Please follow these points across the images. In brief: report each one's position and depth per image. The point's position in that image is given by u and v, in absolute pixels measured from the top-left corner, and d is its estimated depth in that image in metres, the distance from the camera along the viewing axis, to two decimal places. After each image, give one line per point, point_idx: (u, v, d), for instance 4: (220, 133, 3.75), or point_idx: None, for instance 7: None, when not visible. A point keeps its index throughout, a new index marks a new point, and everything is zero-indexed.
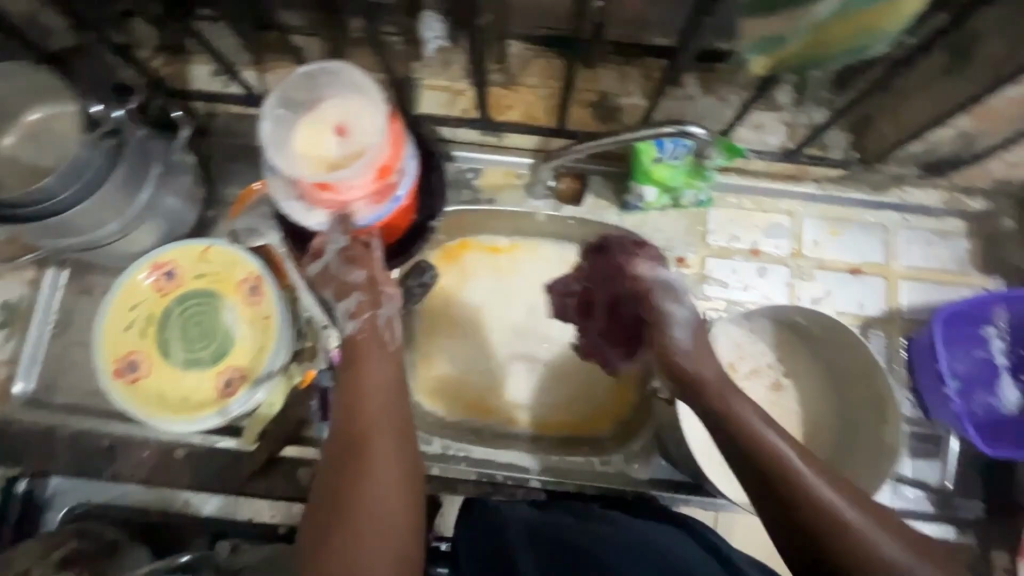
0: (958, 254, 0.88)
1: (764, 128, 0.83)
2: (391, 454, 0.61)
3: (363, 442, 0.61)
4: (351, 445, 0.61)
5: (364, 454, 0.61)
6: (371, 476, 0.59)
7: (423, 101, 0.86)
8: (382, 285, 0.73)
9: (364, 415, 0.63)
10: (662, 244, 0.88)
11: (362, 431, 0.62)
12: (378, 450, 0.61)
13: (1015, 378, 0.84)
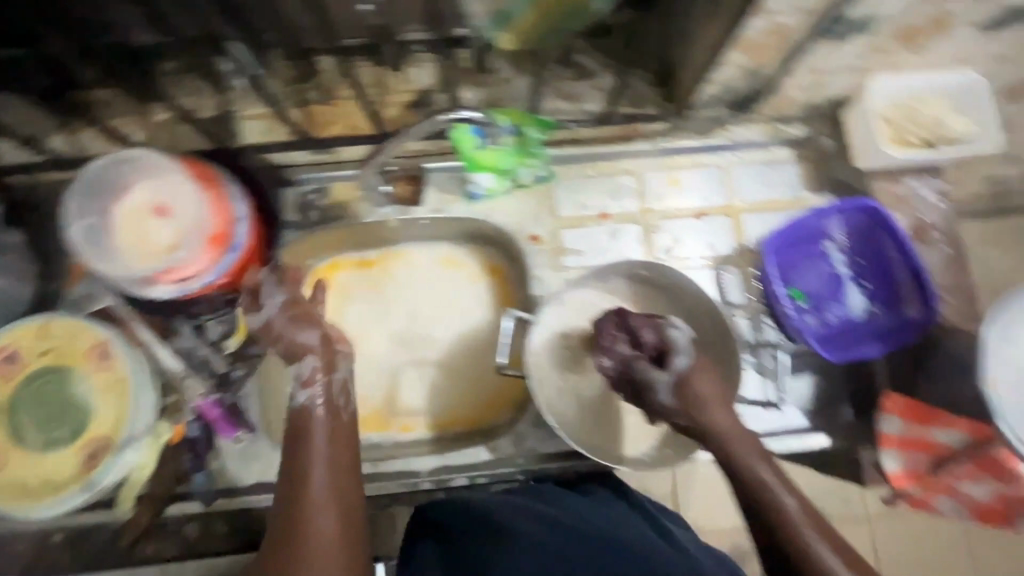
0: (790, 180, 0.93)
1: (578, 96, 0.87)
2: (336, 512, 0.59)
3: (311, 493, 0.59)
4: (294, 494, 0.59)
5: (313, 501, 0.58)
6: (323, 521, 0.58)
7: (244, 133, 0.85)
8: (337, 344, 0.71)
9: (309, 469, 0.61)
10: (512, 227, 0.90)
11: (303, 483, 0.60)
12: (322, 497, 0.59)
13: (860, 286, 0.89)
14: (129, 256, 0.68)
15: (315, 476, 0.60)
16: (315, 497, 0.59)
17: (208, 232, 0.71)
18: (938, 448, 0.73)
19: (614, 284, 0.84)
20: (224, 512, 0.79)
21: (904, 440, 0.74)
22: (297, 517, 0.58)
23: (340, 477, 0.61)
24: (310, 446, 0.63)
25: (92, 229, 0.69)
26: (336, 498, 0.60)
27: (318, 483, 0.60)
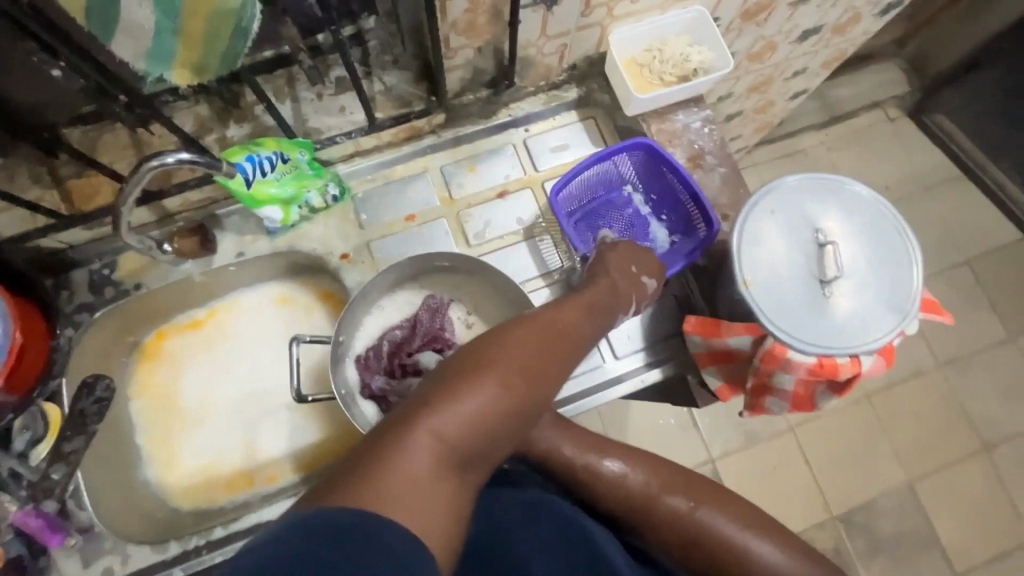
0: (581, 139, 0.96)
1: (346, 109, 0.88)
2: (508, 379, 0.53)
3: (436, 422, 0.48)
4: (467, 389, 0.51)
5: (435, 426, 0.48)
6: (406, 461, 0.45)
7: (2, 227, 0.80)
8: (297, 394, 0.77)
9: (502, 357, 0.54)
10: (320, 251, 0.90)
11: (468, 390, 0.51)
12: (485, 402, 0.51)
13: (661, 224, 0.94)
14: None
15: (499, 376, 0.53)
16: (437, 420, 0.48)
17: None
18: (737, 355, 0.74)
19: (430, 281, 0.86)
20: None
21: (709, 353, 0.77)
22: (404, 437, 0.47)
23: (548, 382, 0.57)
24: (526, 332, 0.58)
25: None
26: (504, 406, 0.52)
27: (504, 401, 0.52)
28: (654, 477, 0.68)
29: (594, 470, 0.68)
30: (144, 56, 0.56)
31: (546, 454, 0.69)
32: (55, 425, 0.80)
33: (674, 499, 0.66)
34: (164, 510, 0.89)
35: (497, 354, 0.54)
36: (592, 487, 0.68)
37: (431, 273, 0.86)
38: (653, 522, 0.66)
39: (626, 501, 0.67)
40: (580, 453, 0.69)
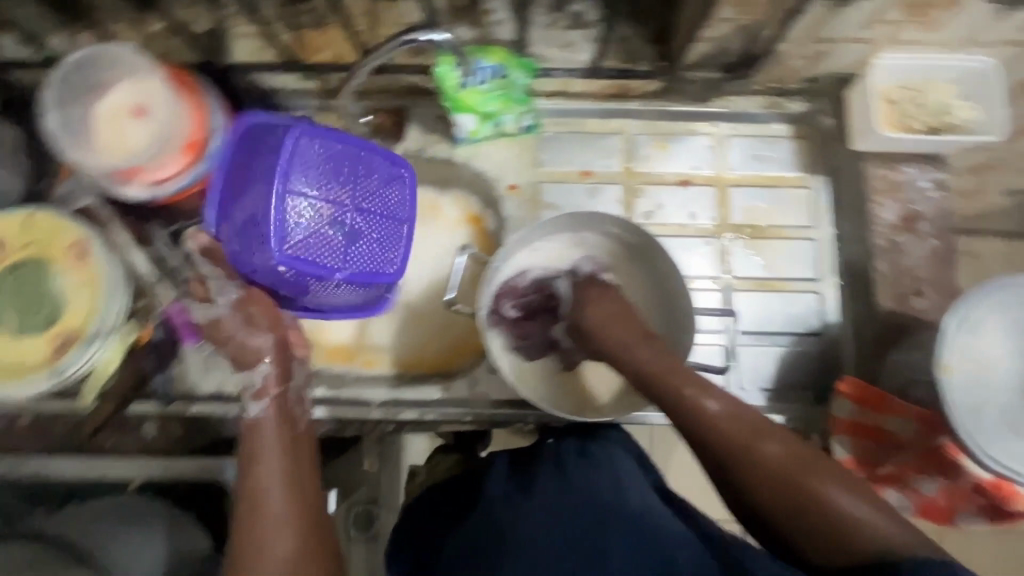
0: (785, 157, 0.90)
1: (570, 46, 0.83)
2: (285, 489, 0.63)
3: (268, 519, 0.60)
4: (254, 474, 0.63)
5: (259, 534, 0.59)
6: (261, 570, 0.56)
7: (235, 51, 0.85)
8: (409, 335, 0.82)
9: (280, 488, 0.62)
10: (492, 175, 0.90)
11: (255, 509, 0.60)
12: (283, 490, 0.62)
13: (836, 273, 0.87)
14: (106, 153, 0.71)
15: (274, 458, 0.65)
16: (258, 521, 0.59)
17: (186, 139, 0.72)
18: (887, 437, 0.71)
19: (589, 240, 0.82)
20: (182, 415, 0.83)
21: (854, 424, 0.73)
22: (236, 547, 0.59)
23: (304, 474, 0.65)
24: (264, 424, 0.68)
25: (70, 122, 0.70)
26: (291, 497, 0.62)
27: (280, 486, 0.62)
28: (761, 426, 0.59)
29: (699, 398, 0.61)
30: None
31: (654, 370, 0.65)
32: None
33: (768, 446, 0.57)
34: None
35: (257, 455, 0.64)
36: (692, 421, 0.61)
37: (594, 232, 0.81)
38: (746, 471, 0.57)
39: (736, 432, 0.58)
40: (678, 379, 0.63)
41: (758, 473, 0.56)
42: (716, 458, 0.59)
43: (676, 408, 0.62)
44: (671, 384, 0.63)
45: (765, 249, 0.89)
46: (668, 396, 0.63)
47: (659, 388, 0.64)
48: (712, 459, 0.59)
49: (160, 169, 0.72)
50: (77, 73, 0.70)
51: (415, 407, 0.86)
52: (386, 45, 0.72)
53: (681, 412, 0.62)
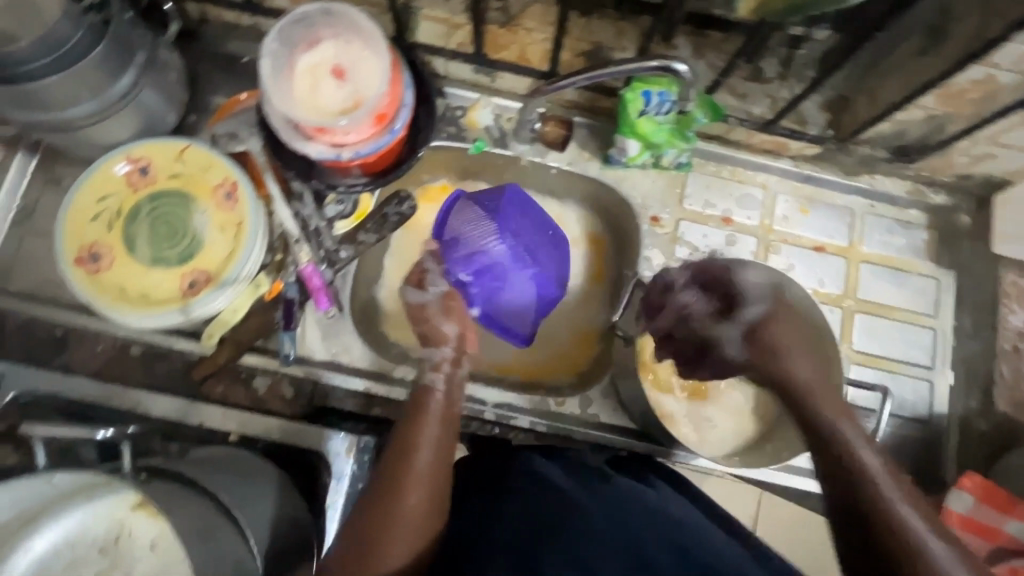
0: (917, 244, 0.92)
1: (747, 96, 0.85)
2: (417, 521, 0.58)
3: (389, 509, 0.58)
4: (402, 499, 0.58)
5: (396, 505, 0.58)
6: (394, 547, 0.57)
7: (418, 30, 0.85)
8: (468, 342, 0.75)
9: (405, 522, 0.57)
10: (638, 202, 0.90)
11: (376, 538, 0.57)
12: (423, 506, 0.58)
13: (950, 368, 0.89)
14: (300, 104, 0.70)
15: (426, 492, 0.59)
16: (397, 521, 0.57)
17: (377, 109, 0.70)
18: (1004, 537, 0.74)
19: None
20: (294, 376, 0.82)
21: (966, 518, 0.75)
22: (379, 494, 0.59)
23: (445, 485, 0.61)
24: (433, 405, 0.66)
25: (278, 69, 0.71)
26: (432, 490, 0.60)
27: (421, 479, 0.59)
28: (904, 500, 0.56)
29: (852, 461, 0.59)
30: None
31: (810, 421, 0.64)
32: (361, 211, 0.86)
33: (907, 506, 0.56)
34: (375, 332, 0.88)
35: (413, 438, 0.62)
36: (842, 477, 0.59)
37: None
38: (886, 552, 0.54)
39: (873, 472, 0.58)
40: (839, 441, 0.61)
41: (882, 520, 0.55)
42: (857, 528, 0.57)
43: (830, 465, 0.61)
44: (834, 446, 0.61)
45: (885, 329, 0.90)
46: (823, 457, 0.62)
47: (818, 441, 0.63)
48: (850, 524, 0.57)
49: (345, 132, 0.70)
50: (295, 30, 0.71)
51: (527, 416, 0.85)
52: (617, 65, 0.71)
53: (836, 470, 0.60)
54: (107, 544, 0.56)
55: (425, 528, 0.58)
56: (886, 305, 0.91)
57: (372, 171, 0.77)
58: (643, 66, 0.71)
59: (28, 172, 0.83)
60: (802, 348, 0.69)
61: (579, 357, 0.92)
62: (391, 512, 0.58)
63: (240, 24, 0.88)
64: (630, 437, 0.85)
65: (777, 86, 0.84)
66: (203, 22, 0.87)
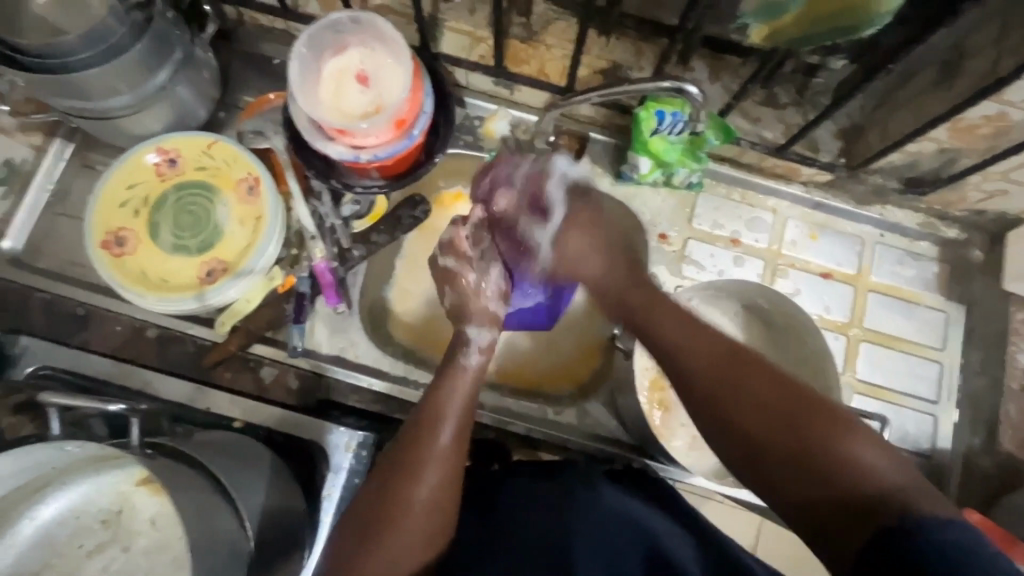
0: (926, 276, 0.92)
1: (760, 121, 0.86)
2: (430, 488, 0.59)
3: (403, 477, 0.59)
4: (417, 467, 0.60)
5: (411, 472, 0.60)
6: (409, 513, 0.58)
7: (442, 41, 0.88)
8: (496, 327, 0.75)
9: (417, 488, 0.59)
10: (647, 219, 0.91)
11: (392, 507, 0.58)
12: (439, 480, 0.60)
13: (954, 404, 0.88)
14: (324, 106, 0.73)
15: (438, 461, 0.60)
16: (409, 487, 0.59)
17: (397, 115, 0.73)
18: None
19: (726, 307, 0.85)
20: (301, 369, 0.84)
21: None
22: (394, 470, 0.60)
23: (462, 458, 0.62)
24: (453, 380, 0.67)
25: (307, 73, 0.74)
26: (450, 466, 0.61)
27: (441, 452, 0.61)
28: (851, 424, 0.53)
29: (762, 381, 0.56)
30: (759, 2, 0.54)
31: (718, 352, 0.59)
32: (376, 212, 0.88)
33: (820, 409, 0.54)
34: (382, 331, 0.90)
35: (432, 403, 0.65)
36: (730, 404, 0.57)
37: (734, 302, 0.85)
38: (816, 476, 0.51)
39: (743, 367, 0.57)
40: (756, 361, 0.58)
41: (814, 434, 0.52)
42: (777, 454, 0.54)
43: (716, 400, 0.57)
44: (721, 372, 0.58)
45: (890, 360, 0.90)
46: (706, 385, 0.58)
47: (701, 373, 0.59)
48: (777, 452, 0.53)
49: (364, 135, 0.73)
50: (325, 35, 0.74)
51: (526, 422, 0.87)
52: (631, 84, 0.73)
53: (735, 393, 0.57)
54: (110, 516, 0.61)
55: (440, 495, 0.59)
56: (893, 336, 0.90)
57: (389, 174, 0.80)
58: (657, 87, 0.71)
59: (64, 158, 0.87)
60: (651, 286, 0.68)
61: (581, 370, 0.92)
62: (408, 476, 0.59)
63: (273, 28, 0.92)
64: (627, 451, 0.86)
65: (792, 112, 0.85)
66: (239, 24, 0.92)
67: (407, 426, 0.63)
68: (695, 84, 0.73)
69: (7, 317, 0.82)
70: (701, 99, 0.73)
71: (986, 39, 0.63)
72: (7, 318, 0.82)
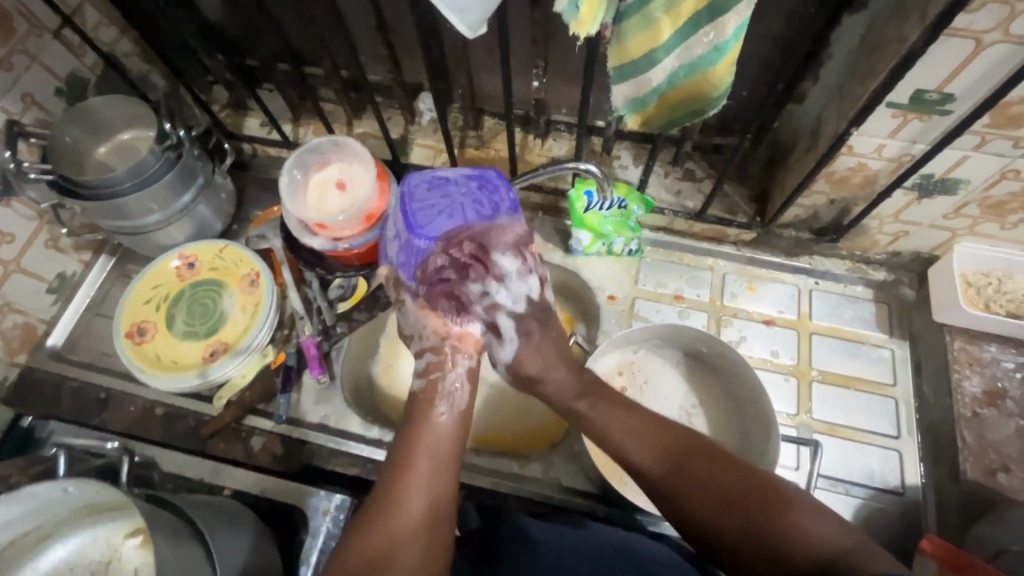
0: (866, 316, 0.98)
1: (681, 193, 1.00)
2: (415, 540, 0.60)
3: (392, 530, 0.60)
4: (401, 514, 0.61)
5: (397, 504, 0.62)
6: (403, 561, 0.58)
7: (412, 154, 1.08)
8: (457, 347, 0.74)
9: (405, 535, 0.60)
10: (596, 282, 1.02)
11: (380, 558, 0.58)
12: (426, 509, 0.62)
13: (916, 439, 0.89)
14: (309, 209, 0.91)
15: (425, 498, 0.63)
16: (397, 510, 0.61)
17: (367, 211, 0.90)
18: None
19: (670, 356, 0.92)
20: (287, 437, 0.92)
21: None
22: (378, 507, 0.62)
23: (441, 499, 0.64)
24: (426, 423, 0.68)
25: (296, 183, 0.92)
26: (434, 495, 0.63)
27: (422, 474, 0.64)
28: (791, 500, 0.58)
29: (719, 470, 0.61)
30: (624, 99, 0.69)
31: (673, 446, 0.65)
32: (358, 294, 1.00)
33: (760, 487, 0.59)
34: (366, 403, 0.99)
35: (412, 445, 0.66)
36: (689, 496, 0.61)
37: (675, 350, 0.92)
38: (772, 557, 0.55)
39: (670, 456, 0.65)
40: (701, 453, 0.64)
41: (762, 521, 0.57)
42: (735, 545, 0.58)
43: (673, 489, 0.63)
44: (676, 470, 0.63)
45: (847, 399, 0.92)
46: (664, 478, 0.64)
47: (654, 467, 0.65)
48: (732, 542, 0.58)
49: (339, 228, 0.89)
50: (311, 154, 0.93)
51: (492, 476, 0.92)
52: (550, 167, 0.87)
53: (694, 488, 0.61)
54: (99, 567, 0.68)
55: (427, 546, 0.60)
56: (846, 375, 0.94)
57: (362, 260, 0.94)
58: (569, 167, 0.86)
59: (106, 270, 1.06)
60: (608, 393, 0.72)
61: (552, 430, 0.97)
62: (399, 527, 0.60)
63: (280, 157, 1.15)
64: (592, 499, 0.88)
65: (707, 183, 1.00)
66: (254, 157, 1.15)
67: (385, 474, 0.65)
68: (594, 162, 0.88)
69: (41, 403, 0.95)
70: (600, 173, 0.87)
71: (831, 109, 0.77)
72: (41, 404, 0.95)
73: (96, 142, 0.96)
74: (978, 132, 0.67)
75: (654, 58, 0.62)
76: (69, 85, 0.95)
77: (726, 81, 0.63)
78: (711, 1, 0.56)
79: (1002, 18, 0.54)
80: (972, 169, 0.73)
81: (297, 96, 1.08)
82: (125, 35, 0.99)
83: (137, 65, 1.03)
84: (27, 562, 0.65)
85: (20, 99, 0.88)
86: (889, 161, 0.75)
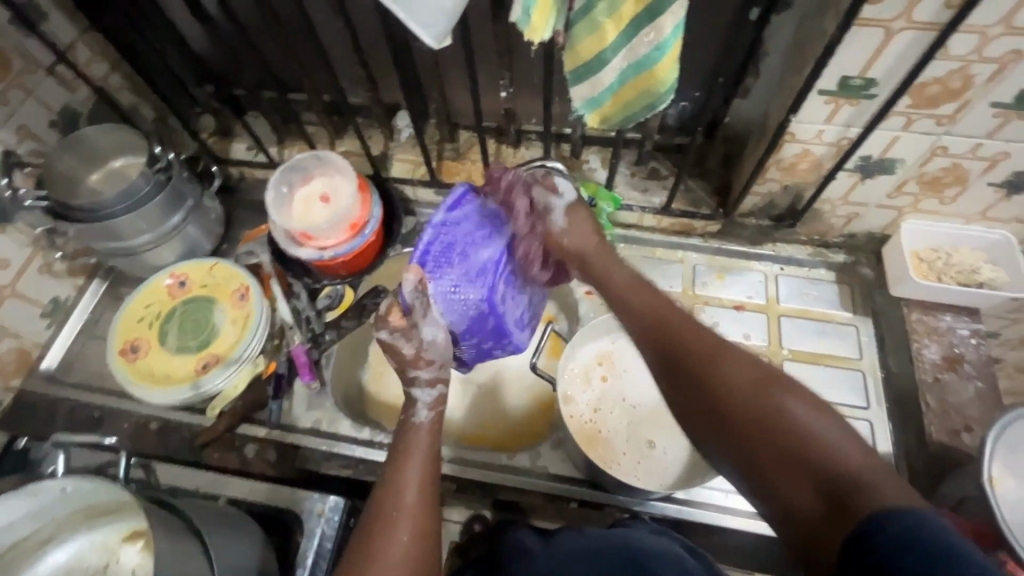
0: (829, 296, 1.03)
1: (648, 190, 1.06)
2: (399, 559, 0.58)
3: (377, 554, 0.59)
4: (386, 538, 0.60)
5: (382, 532, 0.60)
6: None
7: (392, 168, 1.13)
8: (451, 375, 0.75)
9: (387, 556, 0.58)
10: (573, 280, 1.07)
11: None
12: (413, 529, 0.61)
13: (885, 409, 0.93)
14: (295, 221, 0.95)
15: (408, 521, 0.61)
16: (383, 534, 0.60)
17: (350, 220, 0.94)
18: None
19: None
20: (279, 442, 0.94)
21: None
22: (365, 535, 0.61)
23: (429, 527, 0.62)
24: (413, 448, 0.67)
25: (282, 198, 0.97)
26: (420, 520, 0.61)
27: (408, 502, 0.62)
28: (822, 409, 0.53)
29: (744, 370, 0.58)
30: (581, 99, 0.75)
31: (702, 343, 0.62)
32: (345, 303, 1.05)
33: (785, 399, 0.54)
34: (357, 407, 1.02)
35: (399, 471, 0.65)
36: (709, 389, 0.58)
37: None
38: (785, 472, 0.51)
39: (695, 347, 0.62)
40: (725, 354, 0.60)
41: (778, 423, 0.53)
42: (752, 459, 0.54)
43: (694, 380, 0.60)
44: (701, 361, 0.60)
45: (817, 376, 0.97)
46: (683, 369, 0.61)
47: (678, 358, 0.62)
48: (745, 437, 0.55)
49: (323, 237, 0.93)
50: (295, 170, 0.98)
51: (483, 470, 0.93)
52: (521, 165, 0.91)
53: (715, 386, 0.58)
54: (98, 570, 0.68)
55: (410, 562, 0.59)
56: (815, 353, 0.98)
57: (346, 268, 0.98)
58: (534, 167, 0.92)
59: (99, 294, 1.09)
60: (646, 289, 0.72)
61: (538, 425, 1.01)
62: (380, 547, 0.59)
63: (266, 178, 1.20)
64: (579, 485, 0.91)
65: (671, 180, 1.06)
66: (241, 179, 1.20)
67: (369, 503, 0.64)
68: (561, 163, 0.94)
69: (36, 425, 0.97)
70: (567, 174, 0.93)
71: (774, 101, 0.84)
72: (35, 426, 0.96)
73: (89, 170, 1.01)
74: (903, 113, 0.74)
75: (603, 58, 0.68)
76: (62, 118, 1.00)
77: (670, 75, 0.69)
78: (648, 4, 0.63)
79: (903, 7, 0.62)
80: (904, 148, 0.79)
81: (281, 119, 1.14)
82: (115, 70, 1.05)
83: (127, 97, 1.09)
84: (30, 564, 0.67)
85: (16, 131, 0.92)
86: (830, 145, 0.82)
